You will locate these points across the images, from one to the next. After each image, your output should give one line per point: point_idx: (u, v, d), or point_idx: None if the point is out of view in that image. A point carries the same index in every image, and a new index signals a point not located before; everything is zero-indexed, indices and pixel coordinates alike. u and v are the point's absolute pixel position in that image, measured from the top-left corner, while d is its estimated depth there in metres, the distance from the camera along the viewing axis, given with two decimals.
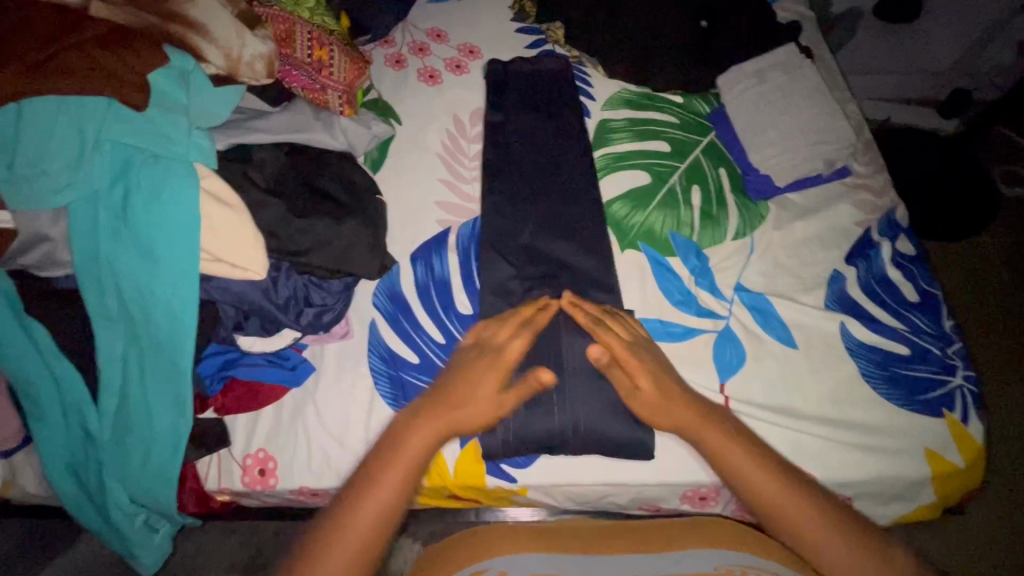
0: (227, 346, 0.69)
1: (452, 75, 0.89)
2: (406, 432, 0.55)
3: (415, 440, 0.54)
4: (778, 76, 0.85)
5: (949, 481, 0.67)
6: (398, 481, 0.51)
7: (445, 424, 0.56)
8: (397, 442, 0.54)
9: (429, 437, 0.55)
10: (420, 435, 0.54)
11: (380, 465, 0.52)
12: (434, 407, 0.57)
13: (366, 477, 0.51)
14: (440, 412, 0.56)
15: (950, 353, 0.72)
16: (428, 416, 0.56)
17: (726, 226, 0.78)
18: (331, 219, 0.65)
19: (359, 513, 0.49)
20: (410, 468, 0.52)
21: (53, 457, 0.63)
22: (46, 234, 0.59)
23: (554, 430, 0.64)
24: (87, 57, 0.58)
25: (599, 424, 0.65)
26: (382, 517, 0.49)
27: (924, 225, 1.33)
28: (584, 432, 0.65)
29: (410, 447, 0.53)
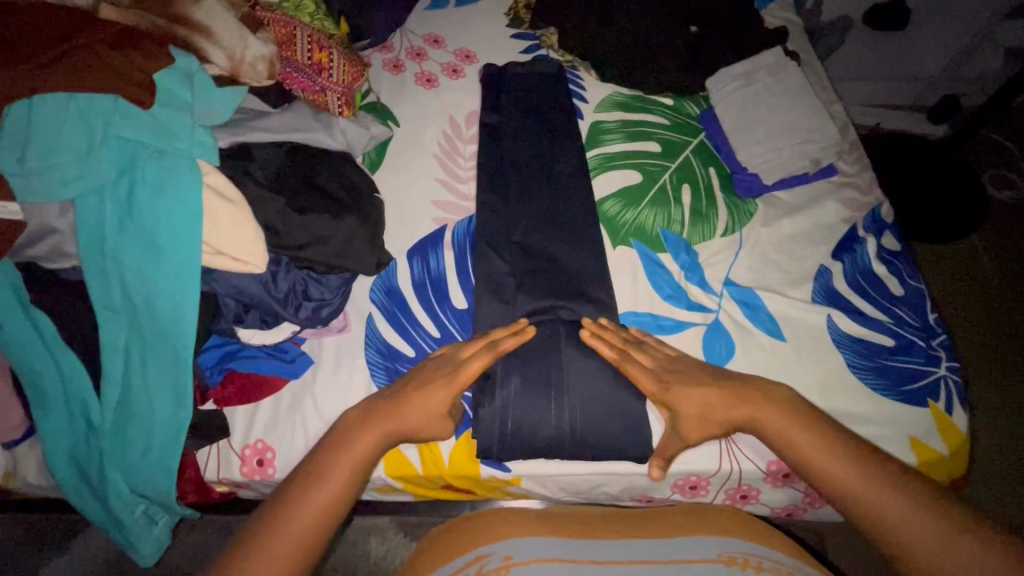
0: (227, 338, 0.71)
1: (449, 79, 0.91)
2: (353, 433, 0.59)
3: (361, 442, 0.58)
4: (765, 77, 0.88)
5: (934, 469, 0.68)
6: (344, 478, 0.55)
7: (390, 428, 0.60)
8: (343, 443, 0.58)
9: (374, 441, 0.58)
10: (365, 441, 0.58)
11: (325, 460, 0.56)
12: (383, 411, 0.60)
13: (312, 471, 0.55)
14: (384, 419, 0.60)
15: (934, 345, 0.74)
16: (374, 419, 0.60)
17: (716, 223, 0.80)
18: (329, 215, 0.67)
19: (305, 504, 0.53)
20: (355, 466, 0.56)
21: (56, 447, 0.64)
22: (54, 226, 0.61)
23: (550, 436, 0.65)
24: (97, 57, 0.61)
25: (595, 432, 0.65)
26: (328, 510, 0.53)
27: (918, 229, 1.35)
28: (576, 440, 0.65)
29: (357, 449, 0.57)
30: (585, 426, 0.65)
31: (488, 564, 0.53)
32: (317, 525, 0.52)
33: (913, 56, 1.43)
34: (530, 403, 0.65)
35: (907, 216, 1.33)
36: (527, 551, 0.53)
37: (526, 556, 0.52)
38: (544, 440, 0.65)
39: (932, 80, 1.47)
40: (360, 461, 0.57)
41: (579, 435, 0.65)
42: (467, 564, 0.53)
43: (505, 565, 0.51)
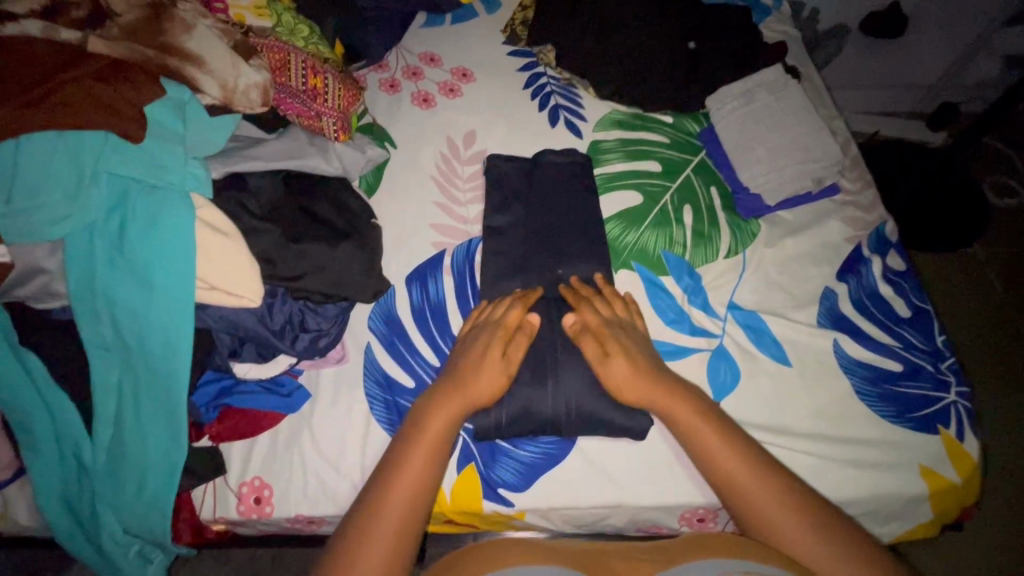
0: (222, 373, 0.69)
1: (445, 98, 0.90)
2: (425, 417, 0.58)
3: (429, 439, 0.55)
4: (765, 96, 0.86)
5: (945, 497, 0.67)
6: (422, 463, 0.54)
7: (460, 406, 0.59)
8: (418, 427, 0.57)
9: (449, 421, 0.58)
10: (439, 415, 0.58)
11: (403, 447, 0.55)
12: (446, 400, 0.59)
13: (397, 457, 0.54)
14: (456, 392, 0.59)
15: (942, 369, 0.73)
16: (445, 400, 0.59)
17: (718, 245, 0.79)
18: (326, 244, 0.66)
19: (393, 490, 0.52)
20: (433, 448, 0.55)
21: (47, 488, 0.63)
22: (42, 266, 0.60)
23: (544, 387, 0.65)
24: (85, 91, 0.59)
25: (591, 392, 0.66)
26: (414, 499, 0.52)
27: (912, 226, 1.32)
28: (571, 400, 0.65)
29: (432, 433, 0.56)
30: (584, 383, 0.66)
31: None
32: (408, 513, 0.51)
33: (910, 64, 1.42)
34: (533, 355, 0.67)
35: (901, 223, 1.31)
36: None
37: None
38: (535, 392, 0.65)
39: (931, 87, 1.47)
40: (438, 439, 0.56)
41: (576, 395, 0.65)
42: None
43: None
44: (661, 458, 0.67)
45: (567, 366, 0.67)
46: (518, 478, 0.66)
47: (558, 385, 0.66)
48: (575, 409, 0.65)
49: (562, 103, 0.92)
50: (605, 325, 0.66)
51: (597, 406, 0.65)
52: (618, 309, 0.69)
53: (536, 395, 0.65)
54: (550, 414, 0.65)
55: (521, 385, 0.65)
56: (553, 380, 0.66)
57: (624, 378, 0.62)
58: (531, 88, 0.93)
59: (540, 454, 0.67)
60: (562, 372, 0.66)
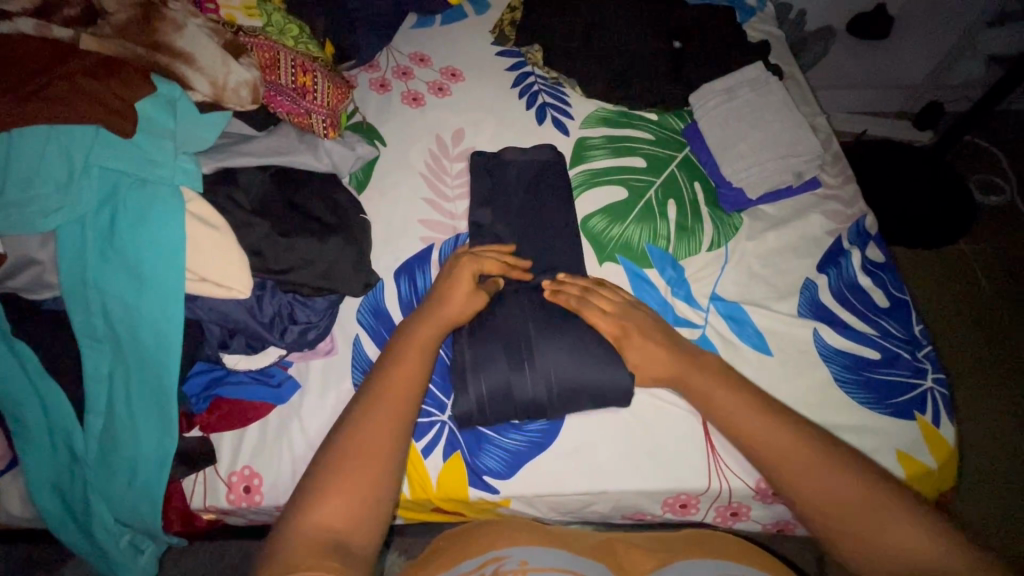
0: (213, 364, 0.71)
1: (435, 97, 0.92)
2: (410, 331, 0.61)
3: (415, 339, 0.60)
4: (747, 93, 0.88)
5: (924, 482, 0.68)
6: (413, 361, 0.58)
7: (443, 320, 0.64)
8: (407, 335, 0.61)
9: (434, 330, 0.62)
10: (424, 327, 0.61)
11: (393, 354, 0.58)
12: (431, 321, 0.63)
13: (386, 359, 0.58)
14: (435, 313, 0.64)
15: (920, 357, 0.74)
16: (424, 317, 0.63)
17: (701, 238, 0.81)
18: (315, 237, 0.67)
19: (385, 384, 0.55)
20: (421, 350, 0.59)
21: (40, 476, 0.64)
22: (35, 258, 0.61)
23: (520, 372, 0.66)
24: (75, 86, 0.60)
25: (572, 378, 0.67)
26: (408, 388, 0.55)
27: (899, 215, 1.34)
28: (550, 383, 0.66)
29: (420, 338, 0.60)
30: (563, 368, 0.67)
31: (504, 566, 0.52)
32: (401, 399, 0.54)
33: (896, 63, 1.44)
34: (509, 339, 0.68)
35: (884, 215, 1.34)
36: (541, 560, 0.53)
37: (541, 563, 0.52)
38: (514, 380, 0.66)
39: (916, 87, 1.49)
40: (423, 347, 0.59)
41: (555, 379, 0.66)
42: (481, 564, 0.52)
43: (522, 569, 0.51)
44: (641, 446, 0.68)
45: (544, 350, 0.68)
46: (503, 465, 0.67)
47: (534, 369, 0.67)
48: (553, 391, 0.67)
49: (549, 102, 0.93)
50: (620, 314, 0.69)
51: (576, 390, 0.67)
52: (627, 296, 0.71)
53: (514, 381, 0.66)
54: (527, 399, 0.66)
55: (499, 371, 0.66)
56: (530, 366, 0.67)
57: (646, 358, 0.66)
58: (519, 87, 0.95)
59: (526, 442, 0.68)
60: (540, 355, 0.68)
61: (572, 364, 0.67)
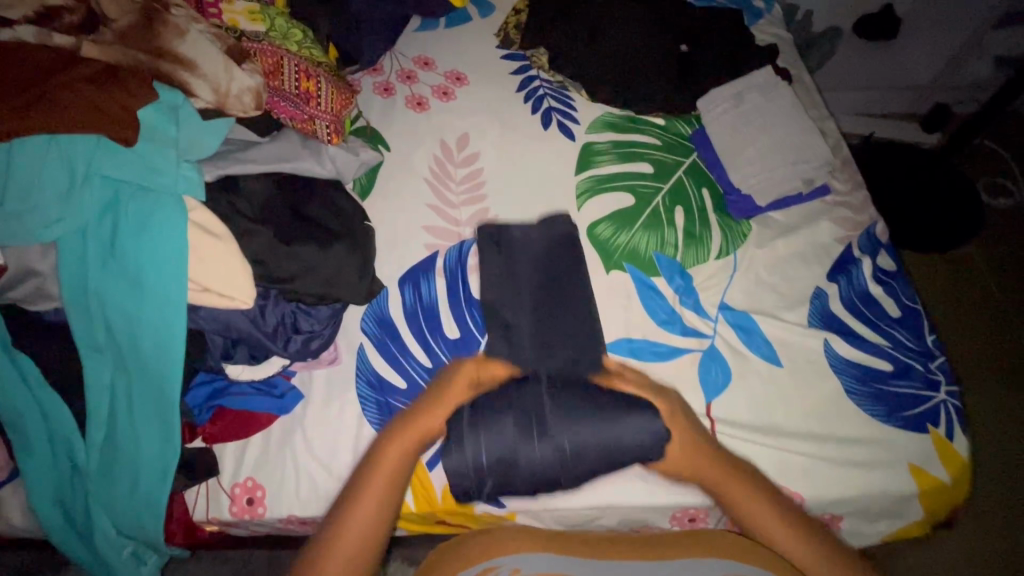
0: (214, 374, 0.70)
1: (439, 101, 0.91)
2: (381, 448, 0.59)
3: (388, 459, 0.58)
4: (755, 97, 0.87)
5: (935, 496, 0.67)
6: (378, 495, 0.55)
7: (418, 434, 0.60)
8: (376, 456, 0.58)
9: (409, 448, 0.59)
10: (398, 444, 0.59)
11: (361, 479, 0.56)
12: (407, 433, 0.60)
13: (352, 490, 0.56)
14: (414, 425, 0.61)
15: (932, 368, 0.73)
16: (401, 429, 0.60)
17: (709, 247, 0.80)
18: (319, 245, 0.66)
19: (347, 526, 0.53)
20: (392, 477, 0.57)
21: (42, 488, 0.63)
22: (35, 268, 0.60)
23: (528, 439, 0.62)
24: (75, 95, 0.60)
25: (586, 443, 0.62)
26: (371, 526, 0.54)
27: (900, 216, 1.32)
28: (562, 454, 0.62)
29: (390, 463, 0.57)
30: (577, 439, 0.62)
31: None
32: (360, 542, 0.53)
33: (903, 65, 1.43)
34: (521, 408, 0.64)
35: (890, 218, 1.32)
36: (536, 566, 0.53)
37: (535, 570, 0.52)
38: (521, 446, 0.62)
39: (924, 88, 1.47)
40: (394, 474, 0.57)
41: (568, 449, 0.62)
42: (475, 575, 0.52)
43: None
44: None
45: (557, 424, 0.63)
46: None
47: (544, 439, 0.62)
48: (565, 461, 0.62)
49: (555, 106, 0.92)
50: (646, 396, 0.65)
51: (591, 462, 0.62)
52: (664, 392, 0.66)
53: (521, 449, 0.62)
54: (535, 467, 0.62)
55: (505, 436, 0.62)
56: (541, 435, 0.62)
57: (678, 454, 0.62)
58: (525, 90, 0.94)
59: None
60: (553, 422, 0.63)
61: (590, 439, 0.62)
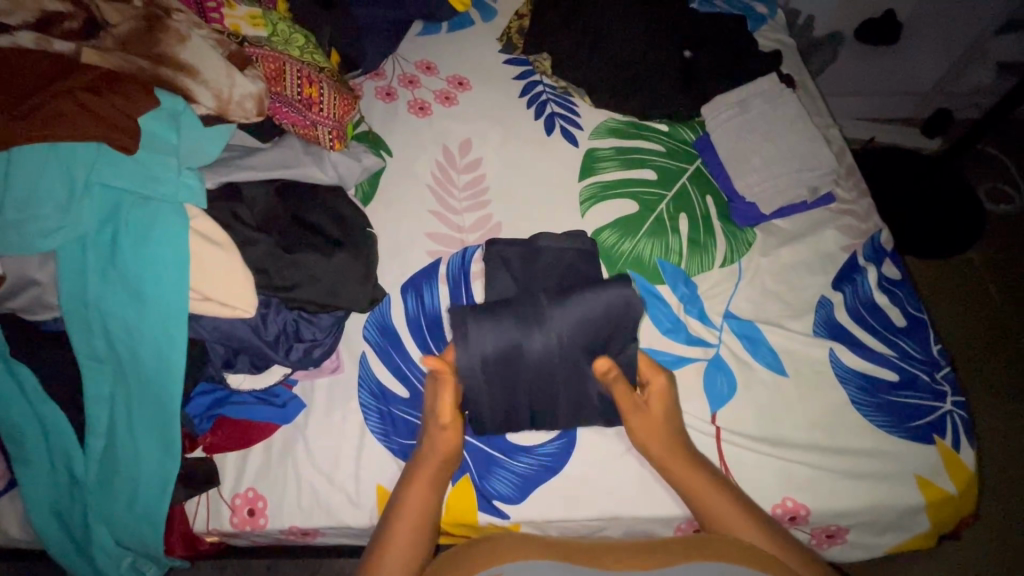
0: (215, 385, 0.69)
1: (441, 107, 0.90)
2: (400, 499, 0.60)
3: (409, 508, 0.59)
4: (760, 105, 0.87)
5: (942, 509, 0.67)
6: (408, 542, 0.57)
7: (432, 475, 0.62)
8: (398, 503, 0.60)
9: (427, 492, 0.61)
10: (413, 493, 0.60)
11: (385, 532, 0.58)
12: (419, 477, 0.61)
13: (379, 542, 0.57)
14: (425, 469, 0.62)
15: (938, 378, 0.73)
16: (414, 476, 0.61)
17: (714, 255, 0.79)
18: (321, 253, 0.65)
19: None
20: (416, 524, 0.59)
21: (39, 500, 0.62)
22: (34, 278, 0.60)
23: (530, 332, 0.63)
24: (76, 103, 0.59)
25: (580, 328, 0.63)
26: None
27: (898, 212, 1.32)
28: (561, 339, 0.63)
29: (410, 511, 0.59)
30: (573, 318, 0.63)
31: None
32: None
33: (905, 70, 1.43)
34: (515, 308, 0.64)
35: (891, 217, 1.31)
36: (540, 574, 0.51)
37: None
38: (522, 336, 0.63)
39: (925, 94, 1.47)
40: (417, 520, 0.59)
41: (567, 334, 0.63)
42: None
43: None
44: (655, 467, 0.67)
45: (556, 311, 0.64)
46: (513, 489, 0.66)
47: (544, 328, 0.63)
48: (562, 350, 0.64)
49: (558, 111, 0.92)
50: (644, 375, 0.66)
51: (583, 359, 0.64)
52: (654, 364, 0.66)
53: (523, 341, 0.63)
54: (539, 355, 0.63)
55: (506, 330, 0.62)
56: (540, 324, 0.63)
57: (650, 433, 0.63)
58: (527, 96, 0.93)
59: (537, 465, 0.67)
60: (549, 308, 0.64)
61: (581, 336, 0.64)
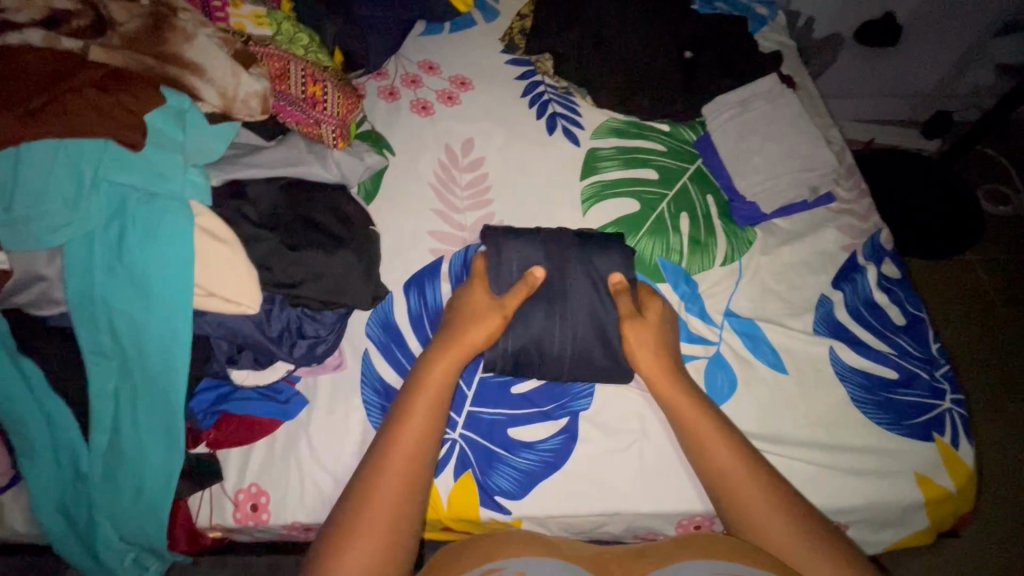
0: (220, 380, 0.69)
1: (444, 106, 0.91)
2: (423, 372, 0.58)
3: (433, 377, 0.57)
4: (760, 105, 0.87)
5: (941, 505, 0.67)
6: (427, 407, 0.55)
7: (459, 354, 0.60)
8: (420, 379, 0.57)
9: (450, 368, 0.58)
10: (437, 367, 0.58)
11: (406, 400, 0.56)
12: (444, 351, 0.60)
13: (399, 408, 0.55)
14: (450, 347, 0.60)
15: (937, 376, 0.73)
16: (439, 353, 0.60)
17: (714, 253, 0.80)
18: (325, 250, 0.66)
19: (396, 439, 0.53)
20: (438, 394, 0.56)
21: (44, 496, 0.63)
22: (41, 274, 0.60)
23: (551, 253, 0.70)
24: (84, 99, 0.59)
25: (593, 257, 0.71)
26: (422, 443, 0.53)
27: (907, 207, 1.32)
28: (580, 262, 0.70)
29: (432, 380, 0.57)
30: (587, 250, 0.71)
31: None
32: (413, 461, 0.52)
33: (905, 71, 1.43)
34: (541, 236, 0.71)
35: (891, 214, 1.32)
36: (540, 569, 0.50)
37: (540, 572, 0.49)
38: (544, 259, 0.70)
39: (924, 96, 1.47)
40: (439, 390, 0.57)
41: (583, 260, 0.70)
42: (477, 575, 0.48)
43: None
44: (655, 463, 0.67)
45: (573, 241, 0.71)
46: (515, 485, 0.66)
47: (563, 251, 0.71)
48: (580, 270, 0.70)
49: (559, 111, 0.92)
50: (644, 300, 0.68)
51: (595, 282, 0.70)
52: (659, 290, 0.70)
53: (545, 260, 0.70)
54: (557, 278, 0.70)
55: (530, 249, 0.70)
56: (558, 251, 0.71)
57: (643, 343, 0.64)
58: (529, 96, 0.94)
59: (539, 461, 0.67)
60: (569, 241, 0.71)
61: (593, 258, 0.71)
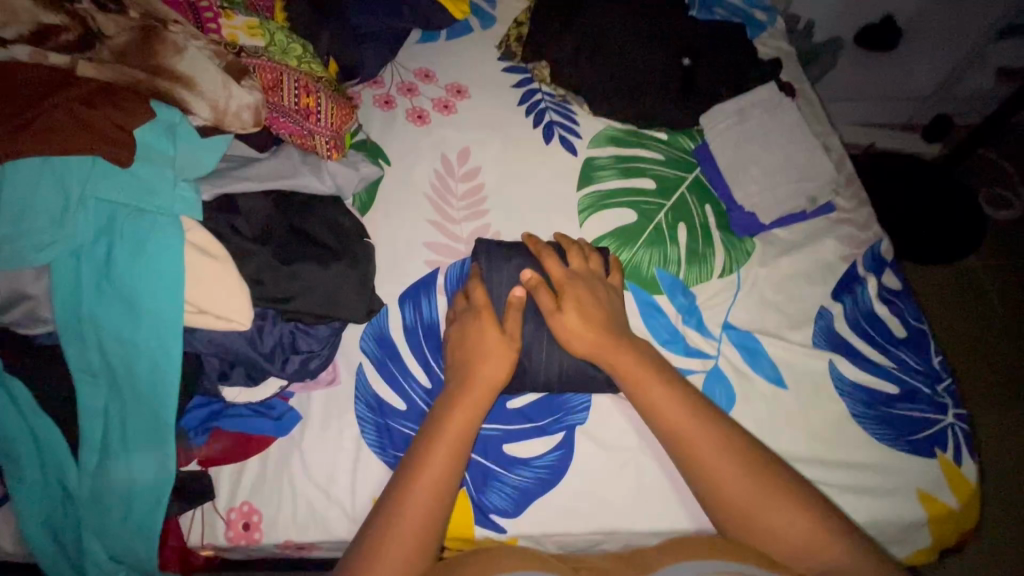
0: (211, 397, 0.69)
1: (440, 115, 0.90)
2: (439, 423, 0.57)
3: (450, 429, 0.56)
4: (758, 114, 0.86)
5: (943, 523, 0.66)
6: (446, 462, 0.54)
7: (474, 404, 0.58)
8: (434, 431, 0.56)
9: (468, 418, 0.57)
10: (455, 418, 0.57)
11: (422, 453, 0.54)
12: (459, 398, 0.58)
13: (414, 462, 0.54)
14: (465, 395, 0.58)
15: (939, 391, 0.72)
16: (454, 402, 0.58)
17: (712, 264, 0.78)
18: (318, 264, 0.65)
19: (412, 496, 0.52)
20: (456, 448, 0.55)
21: (31, 517, 0.62)
22: (28, 292, 0.59)
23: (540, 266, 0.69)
24: (71, 114, 0.59)
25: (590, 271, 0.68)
26: (438, 497, 0.53)
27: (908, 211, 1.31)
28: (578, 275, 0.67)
29: (449, 434, 0.56)
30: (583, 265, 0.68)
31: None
32: (430, 516, 0.52)
33: (906, 75, 1.42)
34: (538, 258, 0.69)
35: (891, 220, 1.31)
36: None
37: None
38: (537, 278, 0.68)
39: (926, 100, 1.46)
40: (456, 443, 0.55)
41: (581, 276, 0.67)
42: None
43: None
44: (653, 481, 0.66)
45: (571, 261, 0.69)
46: (511, 503, 0.65)
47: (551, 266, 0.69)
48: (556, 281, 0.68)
49: (556, 119, 0.91)
50: (566, 280, 0.65)
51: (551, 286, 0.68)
52: (592, 264, 0.68)
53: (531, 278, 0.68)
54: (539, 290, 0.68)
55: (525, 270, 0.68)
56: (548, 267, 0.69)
57: (574, 328, 0.62)
58: (526, 104, 0.93)
59: (534, 478, 0.66)
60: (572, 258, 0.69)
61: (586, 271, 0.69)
